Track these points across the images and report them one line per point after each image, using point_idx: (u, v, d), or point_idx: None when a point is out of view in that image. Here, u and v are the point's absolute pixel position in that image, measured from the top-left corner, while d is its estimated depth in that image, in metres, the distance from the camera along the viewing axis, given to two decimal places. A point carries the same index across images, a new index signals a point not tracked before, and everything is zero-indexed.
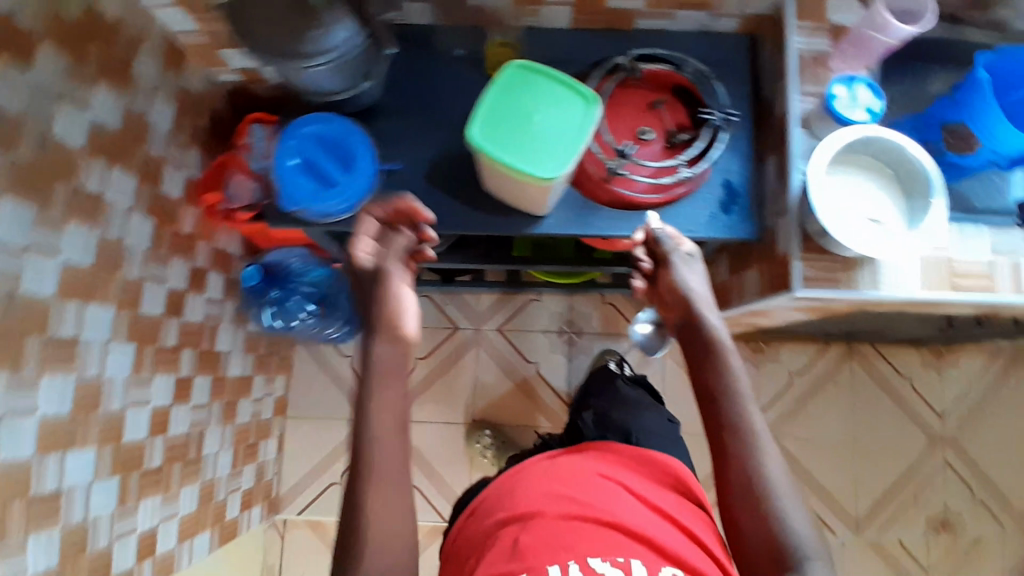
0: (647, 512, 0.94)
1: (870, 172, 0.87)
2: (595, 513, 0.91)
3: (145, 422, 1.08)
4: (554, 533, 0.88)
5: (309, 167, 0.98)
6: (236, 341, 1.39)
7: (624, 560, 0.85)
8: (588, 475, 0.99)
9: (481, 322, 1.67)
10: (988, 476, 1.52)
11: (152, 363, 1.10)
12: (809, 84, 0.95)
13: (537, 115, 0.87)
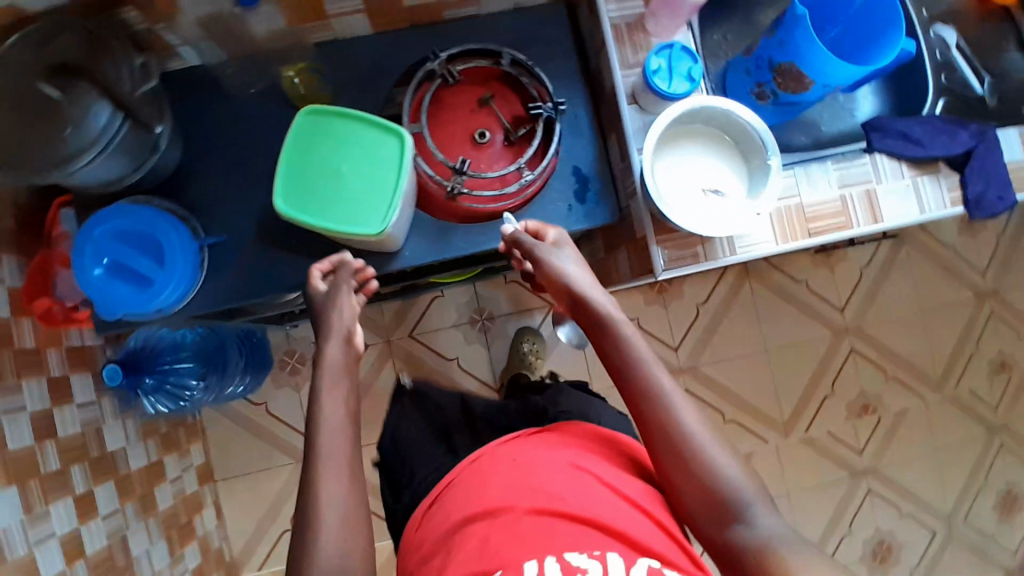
0: (625, 491, 0.70)
1: (706, 142, 0.87)
2: (559, 492, 0.69)
3: (59, 554, 0.92)
4: (506, 534, 0.65)
5: (120, 268, 0.86)
6: (132, 435, 1.20)
7: (602, 552, 0.63)
8: (540, 449, 0.74)
9: (390, 332, 1.56)
10: (894, 350, 1.59)
11: (43, 496, 0.92)
12: (633, 53, 0.91)
13: (344, 165, 0.80)
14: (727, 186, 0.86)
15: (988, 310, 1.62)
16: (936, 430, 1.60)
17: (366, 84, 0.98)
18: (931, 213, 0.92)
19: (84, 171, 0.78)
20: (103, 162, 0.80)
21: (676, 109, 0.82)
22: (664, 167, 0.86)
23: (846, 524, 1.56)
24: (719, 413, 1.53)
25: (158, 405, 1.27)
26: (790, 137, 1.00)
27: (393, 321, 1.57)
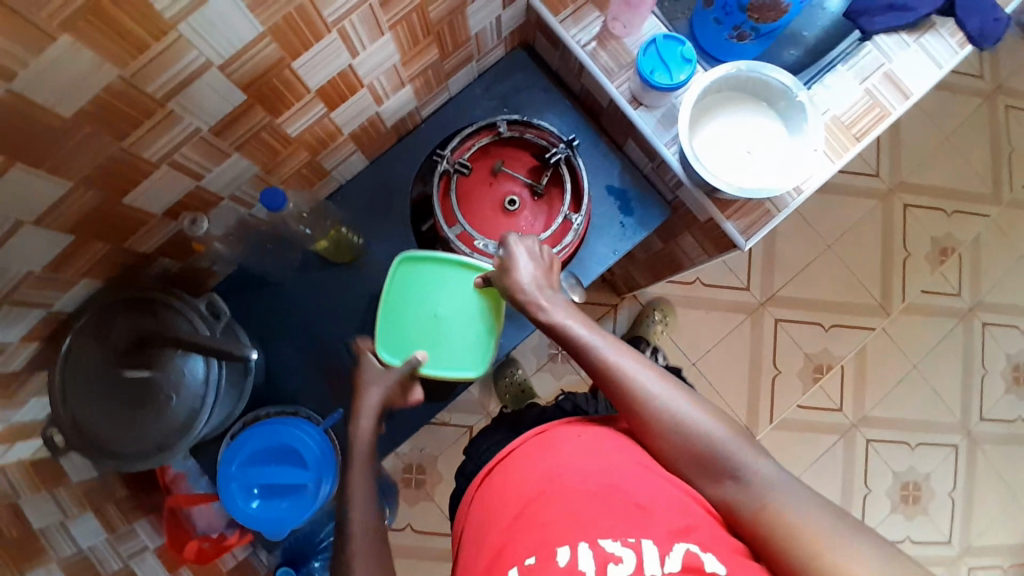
0: (657, 478, 0.66)
1: (730, 107, 0.88)
2: (585, 476, 0.64)
3: None
4: (536, 522, 0.61)
5: (269, 489, 0.87)
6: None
7: (636, 539, 0.59)
8: (556, 434, 0.70)
9: (487, 405, 1.47)
10: (939, 186, 1.58)
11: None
12: (617, 59, 0.90)
13: (440, 309, 0.85)
14: (767, 135, 0.87)
15: (1002, 107, 1.62)
16: (1013, 238, 1.60)
17: (385, 211, 0.99)
18: (948, 63, 0.92)
19: (207, 424, 0.79)
20: (220, 406, 0.81)
21: (691, 93, 0.83)
22: (703, 147, 0.86)
23: (979, 366, 1.56)
24: (817, 324, 1.52)
25: None
26: (781, 56, 1.02)
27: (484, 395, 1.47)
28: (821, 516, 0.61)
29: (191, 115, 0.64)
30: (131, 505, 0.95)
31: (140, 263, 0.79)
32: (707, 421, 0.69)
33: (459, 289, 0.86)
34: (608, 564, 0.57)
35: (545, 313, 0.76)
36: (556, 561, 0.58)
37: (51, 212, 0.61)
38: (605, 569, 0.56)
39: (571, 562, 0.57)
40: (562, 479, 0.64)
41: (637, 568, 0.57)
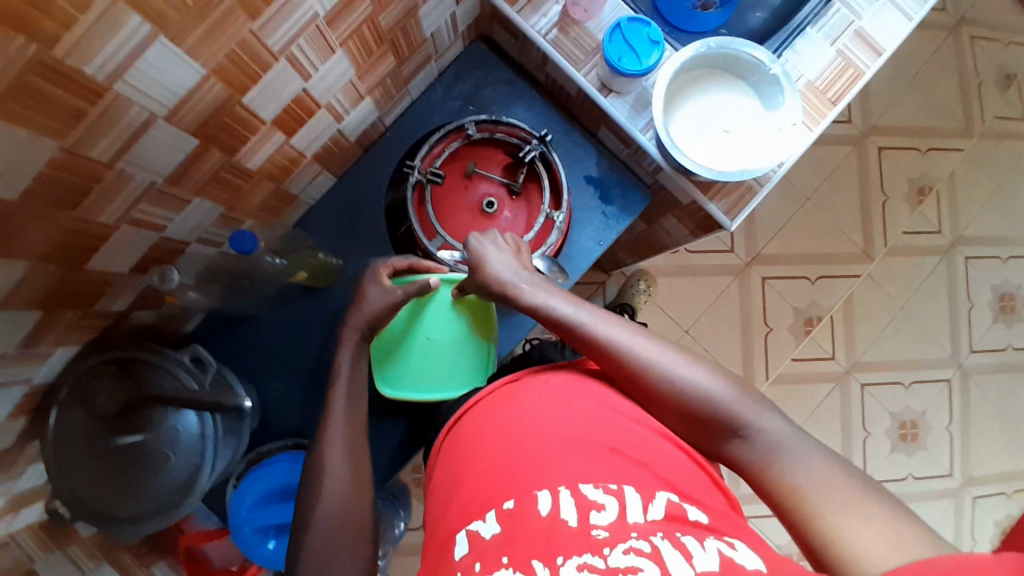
0: (636, 426, 0.62)
1: (704, 85, 0.85)
2: (562, 426, 0.60)
3: None
4: (511, 472, 0.57)
5: (281, 528, 0.86)
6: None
7: (618, 485, 0.55)
8: (531, 387, 0.66)
9: None
10: (912, 126, 1.57)
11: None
12: (582, 47, 0.86)
13: (434, 343, 0.82)
14: (743, 109, 0.84)
15: (968, 37, 1.60)
16: (987, 168, 1.61)
17: (362, 228, 0.96)
18: (919, 14, 0.89)
19: (210, 477, 0.78)
20: (220, 454, 0.79)
21: (663, 75, 0.80)
22: (681, 127, 0.84)
23: (964, 300, 1.58)
24: (804, 278, 1.52)
25: None
26: (746, 20, 0.99)
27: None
28: (827, 476, 0.58)
29: (143, 170, 0.60)
30: (145, 550, 0.95)
31: (116, 318, 0.77)
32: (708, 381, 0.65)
33: (450, 323, 0.82)
34: (590, 511, 0.53)
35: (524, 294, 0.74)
36: (536, 510, 0.53)
37: (14, 292, 0.58)
38: (588, 516, 0.52)
39: (551, 510, 0.53)
40: (537, 430, 0.60)
41: (621, 515, 0.52)
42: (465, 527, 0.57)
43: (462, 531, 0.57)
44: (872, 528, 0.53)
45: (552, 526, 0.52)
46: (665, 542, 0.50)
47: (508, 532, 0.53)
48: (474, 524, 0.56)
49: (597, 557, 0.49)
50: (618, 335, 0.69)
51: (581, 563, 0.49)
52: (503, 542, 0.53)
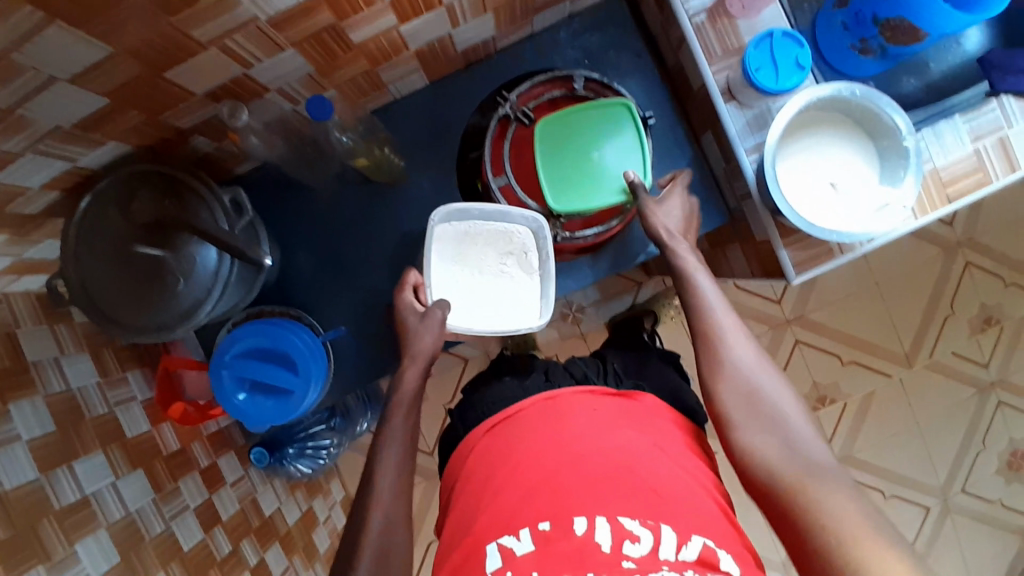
0: (680, 470, 0.66)
1: (832, 129, 0.79)
2: (604, 458, 0.65)
3: None
4: (549, 492, 0.62)
5: (257, 388, 0.86)
6: (282, 495, 1.26)
7: (656, 522, 0.59)
8: (576, 418, 0.71)
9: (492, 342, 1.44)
10: (1009, 255, 1.48)
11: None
12: (721, 47, 0.81)
13: (595, 150, 0.82)
14: (857, 169, 0.79)
15: None
16: None
17: (435, 141, 0.94)
18: None
19: (211, 313, 0.78)
20: (228, 301, 0.80)
21: (797, 105, 0.74)
22: (788, 164, 0.79)
23: (980, 443, 1.52)
24: (835, 357, 1.47)
25: (301, 466, 1.27)
26: (898, 84, 0.92)
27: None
28: (817, 468, 0.59)
29: (251, 4, 0.59)
30: (128, 351, 0.98)
31: (175, 135, 0.77)
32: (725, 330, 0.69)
33: (610, 135, 0.82)
34: (624, 541, 0.58)
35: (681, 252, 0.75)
36: (572, 533, 0.59)
37: (89, 72, 0.59)
38: (621, 546, 0.57)
39: (586, 534, 0.59)
40: (577, 459, 0.65)
41: (653, 549, 0.57)
42: (495, 540, 0.61)
43: (493, 543, 0.61)
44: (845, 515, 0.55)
45: (586, 548, 0.57)
46: None
47: (542, 550, 0.58)
48: (506, 539, 0.60)
49: None
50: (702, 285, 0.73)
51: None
52: (537, 560, 0.58)
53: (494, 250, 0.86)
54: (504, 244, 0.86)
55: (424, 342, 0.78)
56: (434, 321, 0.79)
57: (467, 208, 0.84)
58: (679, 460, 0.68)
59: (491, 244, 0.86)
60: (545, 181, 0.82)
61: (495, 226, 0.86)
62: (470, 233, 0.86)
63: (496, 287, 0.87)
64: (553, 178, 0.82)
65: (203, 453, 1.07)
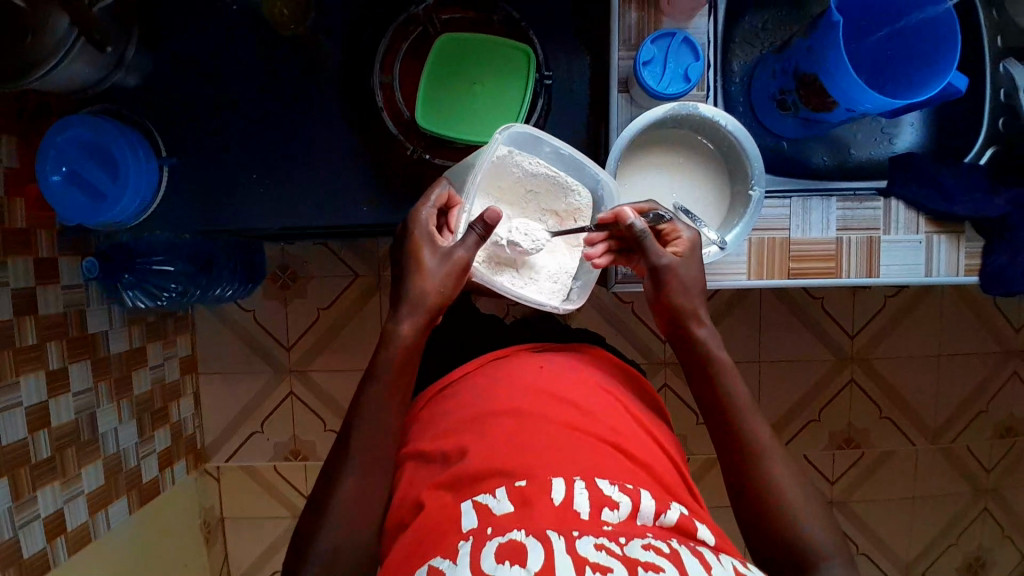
0: (645, 438, 0.64)
1: (694, 154, 0.83)
2: (559, 421, 0.61)
3: (23, 423, 0.95)
4: (510, 451, 0.58)
5: (77, 180, 0.84)
6: (116, 322, 1.15)
7: (633, 487, 0.56)
8: (526, 371, 0.68)
9: (384, 266, 1.38)
10: (898, 388, 1.46)
11: (14, 368, 0.93)
12: (631, 39, 0.80)
13: (477, 86, 0.85)
14: (704, 200, 0.83)
15: (1009, 369, 1.47)
16: (921, 480, 1.50)
17: (349, 24, 0.91)
18: (937, 275, 0.85)
19: (50, 76, 0.76)
20: (65, 72, 0.77)
21: (661, 108, 0.78)
22: (639, 173, 0.82)
23: None
24: (692, 414, 1.43)
25: (136, 299, 1.17)
26: (809, 153, 0.90)
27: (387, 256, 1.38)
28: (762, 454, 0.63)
29: None
30: None
31: None
32: (749, 416, 0.65)
33: (498, 77, 0.85)
34: (603, 506, 0.54)
35: (703, 324, 0.71)
36: (550, 494, 0.54)
37: None
38: (601, 510, 0.53)
39: (564, 498, 0.54)
40: (533, 408, 0.62)
41: (631, 514, 0.54)
42: (470, 497, 0.56)
43: (469, 501, 0.56)
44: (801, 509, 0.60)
45: (565, 511, 0.53)
46: (683, 548, 0.52)
47: (521, 509, 0.53)
48: (481, 496, 0.55)
49: (614, 543, 0.50)
50: (713, 343, 0.71)
51: (598, 542, 0.49)
52: (516, 516, 0.53)
53: (546, 202, 0.80)
54: (562, 202, 0.80)
55: (423, 284, 0.68)
56: (455, 264, 0.69)
57: (545, 141, 0.77)
58: (653, 437, 0.66)
59: (546, 194, 0.79)
60: (425, 99, 0.84)
61: (561, 176, 0.78)
62: (529, 174, 0.78)
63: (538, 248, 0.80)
64: (434, 98, 0.85)
65: (48, 245, 1.00)
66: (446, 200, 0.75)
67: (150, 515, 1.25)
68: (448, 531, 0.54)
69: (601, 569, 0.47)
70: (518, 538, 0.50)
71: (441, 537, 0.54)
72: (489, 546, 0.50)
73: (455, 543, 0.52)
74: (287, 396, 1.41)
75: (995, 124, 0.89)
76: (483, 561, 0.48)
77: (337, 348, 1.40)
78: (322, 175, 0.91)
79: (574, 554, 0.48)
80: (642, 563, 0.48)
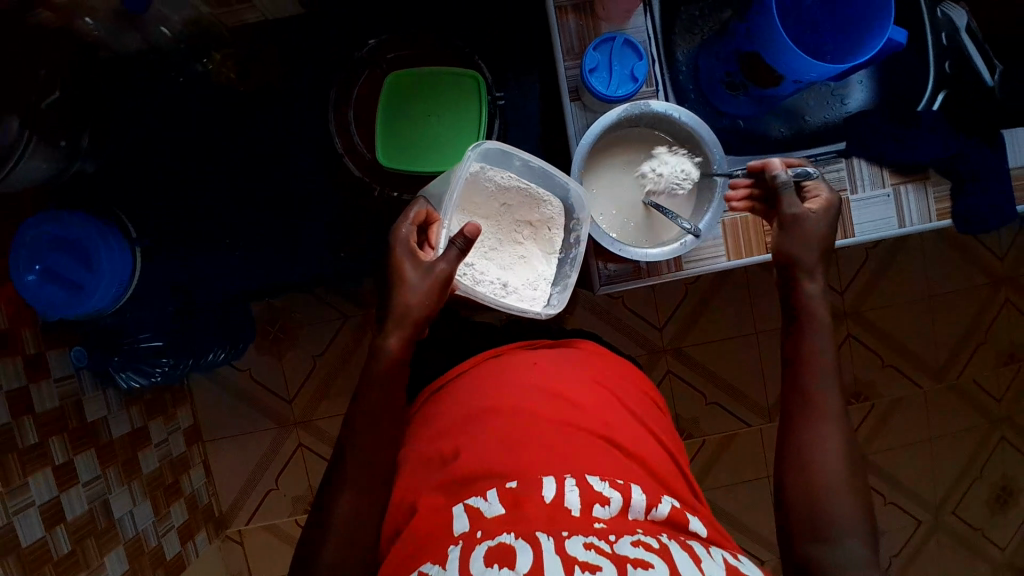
0: (635, 425, 0.65)
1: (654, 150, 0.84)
2: (553, 419, 0.62)
3: (39, 521, 0.94)
4: (502, 453, 0.59)
5: (51, 275, 0.80)
6: (113, 405, 1.14)
7: (624, 483, 0.57)
8: (519, 367, 0.69)
9: (372, 303, 1.38)
10: (895, 334, 1.48)
11: (20, 470, 0.92)
12: (575, 46, 0.81)
13: (432, 118, 0.86)
14: (672, 192, 0.84)
15: (1001, 298, 1.49)
16: (934, 421, 1.51)
17: (297, 76, 0.91)
18: (911, 226, 0.86)
19: (14, 176, 0.75)
20: (26, 170, 0.76)
21: (616, 110, 0.78)
22: (604, 176, 0.83)
23: None
24: (698, 395, 1.44)
25: (133, 379, 1.19)
26: (768, 126, 0.92)
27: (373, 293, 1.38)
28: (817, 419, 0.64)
29: None
30: None
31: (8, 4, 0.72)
32: (821, 380, 0.65)
33: (452, 105, 0.86)
34: (593, 504, 0.55)
35: (808, 280, 0.70)
36: (539, 494, 0.55)
37: None
38: (591, 508, 0.55)
39: (555, 497, 0.55)
40: (528, 408, 0.63)
41: (622, 511, 0.55)
42: (463, 500, 0.57)
43: (462, 504, 0.56)
44: (836, 493, 0.61)
45: (555, 511, 0.54)
46: (673, 543, 0.53)
47: (512, 510, 0.54)
48: (473, 499, 0.56)
49: (603, 542, 0.51)
50: (818, 302, 0.69)
51: (587, 541, 0.51)
52: (507, 518, 0.53)
53: (519, 214, 0.80)
54: (535, 212, 0.79)
55: (406, 299, 0.67)
56: (436, 278, 0.67)
57: (514, 154, 0.77)
58: (642, 420, 0.67)
59: (519, 207, 0.79)
60: (383, 140, 0.85)
61: (533, 188, 0.78)
62: (501, 187, 0.78)
63: (517, 262, 0.79)
64: (392, 137, 0.85)
65: (32, 340, 0.99)
66: (424, 217, 0.73)
67: None
68: (442, 535, 0.54)
69: (590, 567, 0.48)
70: (507, 541, 0.51)
71: (436, 542, 0.54)
72: (479, 549, 0.51)
73: (446, 546, 0.53)
74: (296, 448, 1.41)
75: (943, 67, 0.91)
76: (471, 563, 0.49)
77: (339, 392, 1.40)
78: (293, 228, 0.91)
79: (563, 554, 0.49)
80: (630, 560, 0.49)
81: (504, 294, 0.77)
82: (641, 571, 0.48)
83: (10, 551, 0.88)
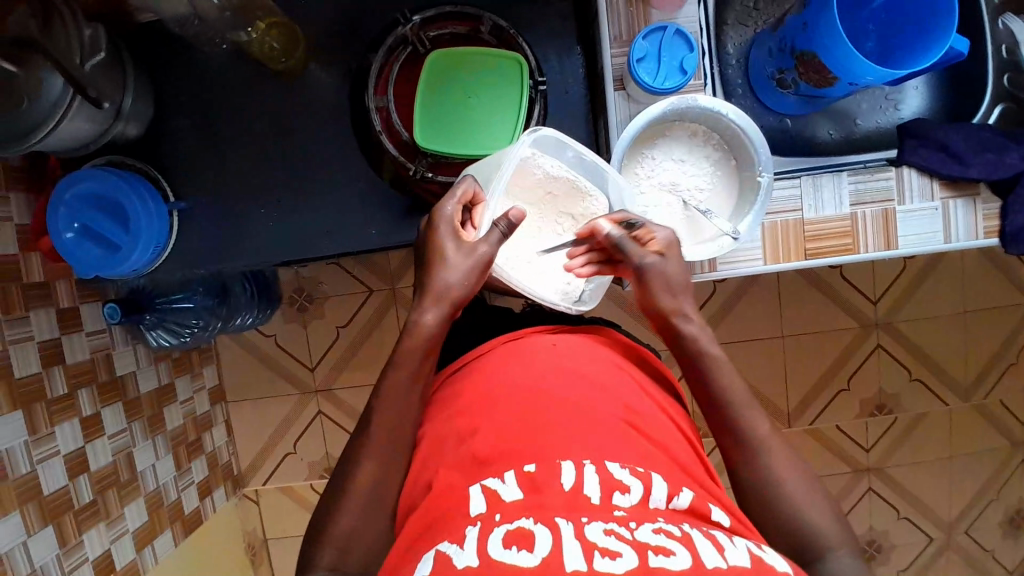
0: (659, 416, 0.63)
1: (697, 147, 0.82)
2: (577, 401, 0.60)
3: (63, 470, 0.97)
4: (521, 434, 0.57)
5: (88, 233, 0.83)
6: (141, 360, 1.17)
7: (644, 471, 0.55)
8: (538, 349, 0.67)
9: (397, 279, 1.38)
10: (926, 348, 1.44)
11: (47, 419, 0.95)
12: (624, 33, 0.79)
13: (473, 100, 0.85)
14: (712, 192, 0.82)
15: None
16: (958, 439, 1.48)
17: (339, 48, 0.91)
18: (957, 242, 0.83)
19: (52, 137, 0.75)
20: (64, 131, 0.77)
21: (660, 105, 0.77)
22: (644, 169, 0.82)
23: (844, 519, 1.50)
24: None
25: (161, 338, 1.18)
26: (817, 127, 0.91)
27: (399, 268, 1.38)
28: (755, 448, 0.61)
29: None
30: None
31: None
32: (746, 411, 0.63)
33: (494, 89, 0.85)
34: (613, 490, 0.53)
35: (687, 324, 0.67)
36: (557, 478, 0.53)
37: None
38: (611, 495, 0.52)
39: (574, 484, 0.53)
40: (548, 389, 0.61)
41: (642, 498, 0.53)
42: (479, 482, 0.56)
43: (478, 485, 0.55)
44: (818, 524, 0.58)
45: (574, 495, 0.52)
46: (696, 532, 0.51)
47: (530, 495, 0.53)
48: (491, 481, 0.55)
49: (623, 528, 0.49)
50: (702, 337, 0.67)
51: (607, 527, 0.49)
52: (525, 503, 0.52)
53: (563, 206, 0.79)
54: (578, 208, 0.79)
55: (444, 276, 0.66)
56: (476, 261, 0.67)
57: (569, 146, 0.76)
58: (666, 411, 0.65)
59: (564, 199, 0.78)
60: (421, 118, 0.84)
61: (578, 181, 0.78)
62: (549, 177, 0.77)
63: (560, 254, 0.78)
64: (431, 117, 0.84)
65: (68, 294, 1.01)
66: (471, 197, 0.72)
67: (197, 544, 1.27)
68: (459, 515, 0.53)
69: (610, 553, 0.46)
70: (527, 526, 0.49)
71: (452, 521, 0.53)
72: (497, 532, 0.49)
73: (462, 526, 0.52)
74: (316, 415, 1.43)
75: (1002, 80, 0.87)
76: (490, 546, 0.48)
77: (359, 364, 1.41)
78: (327, 199, 0.91)
79: (582, 539, 0.47)
80: (652, 546, 0.47)
81: (538, 284, 0.76)
82: (663, 557, 0.46)
83: (32, 498, 0.91)
